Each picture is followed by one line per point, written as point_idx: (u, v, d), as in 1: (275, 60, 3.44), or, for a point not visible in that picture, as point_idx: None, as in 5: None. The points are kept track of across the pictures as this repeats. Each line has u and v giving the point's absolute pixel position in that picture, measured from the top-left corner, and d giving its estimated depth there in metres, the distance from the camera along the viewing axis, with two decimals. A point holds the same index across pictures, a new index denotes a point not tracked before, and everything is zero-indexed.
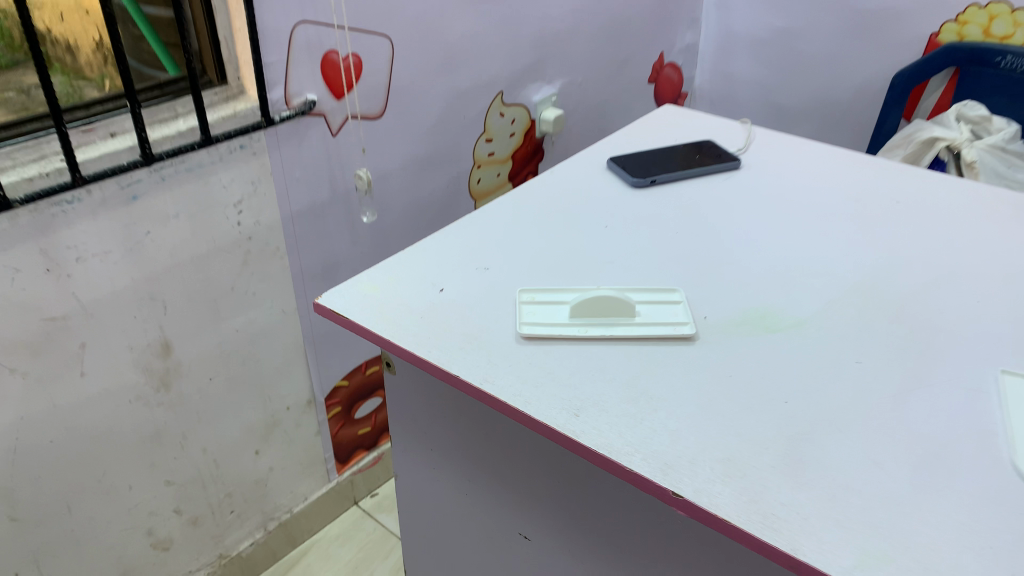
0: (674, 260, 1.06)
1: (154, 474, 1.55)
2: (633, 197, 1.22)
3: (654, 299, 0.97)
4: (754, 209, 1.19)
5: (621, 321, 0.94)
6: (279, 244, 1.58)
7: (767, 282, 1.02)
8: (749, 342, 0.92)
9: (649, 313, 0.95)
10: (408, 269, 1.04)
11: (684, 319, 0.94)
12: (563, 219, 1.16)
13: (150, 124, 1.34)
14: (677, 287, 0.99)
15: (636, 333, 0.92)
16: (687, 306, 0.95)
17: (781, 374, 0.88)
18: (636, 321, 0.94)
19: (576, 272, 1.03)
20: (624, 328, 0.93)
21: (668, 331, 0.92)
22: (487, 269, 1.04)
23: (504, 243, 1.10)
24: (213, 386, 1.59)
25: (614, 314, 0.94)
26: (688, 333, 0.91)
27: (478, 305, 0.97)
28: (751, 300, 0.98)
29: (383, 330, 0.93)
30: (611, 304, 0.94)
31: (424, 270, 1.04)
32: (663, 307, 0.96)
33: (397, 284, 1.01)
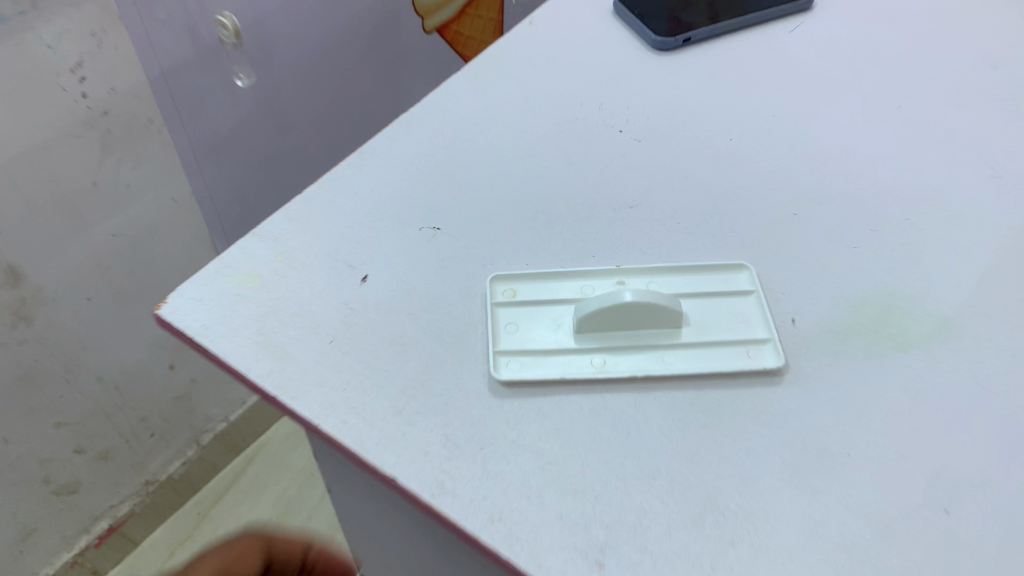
0: (728, 193, 0.68)
1: (36, 419, 1.21)
2: (654, 68, 0.81)
3: (711, 293, 0.60)
4: (835, 83, 0.79)
5: (662, 342, 0.57)
6: (151, 115, 1.12)
7: (875, 227, 0.65)
8: (860, 355, 0.57)
9: (706, 323, 0.58)
10: (313, 233, 0.65)
11: (763, 334, 0.57)
12: (552, 115, 0.76)
13: None
14: (746, 265, 0.62)
15: (688, 369, 0.56)
16: (766, 307, 0.59)
17: (914, 415, 0.54)
18: (685, 341, 0.57)
19: (578, 226, 0.66)
20: (666, 356, 0.56)
21: (739, 360, 0.56)
22: (436, 228, 0.65)
23: (463, 170, 0.70)
24: (96, 307, 1.21)
25: (649, 329, 0.58)
26: (774, 365, 0.55)
27: (425, 303, 0.60)
28: (855, 273, 0.62)
29: (269, 371, 0.56)
30: (646, 313, 0.57)
31: (338, 233, 0.65)
32: (726, 308, 0.59)
33: (294, 265, 0.63)
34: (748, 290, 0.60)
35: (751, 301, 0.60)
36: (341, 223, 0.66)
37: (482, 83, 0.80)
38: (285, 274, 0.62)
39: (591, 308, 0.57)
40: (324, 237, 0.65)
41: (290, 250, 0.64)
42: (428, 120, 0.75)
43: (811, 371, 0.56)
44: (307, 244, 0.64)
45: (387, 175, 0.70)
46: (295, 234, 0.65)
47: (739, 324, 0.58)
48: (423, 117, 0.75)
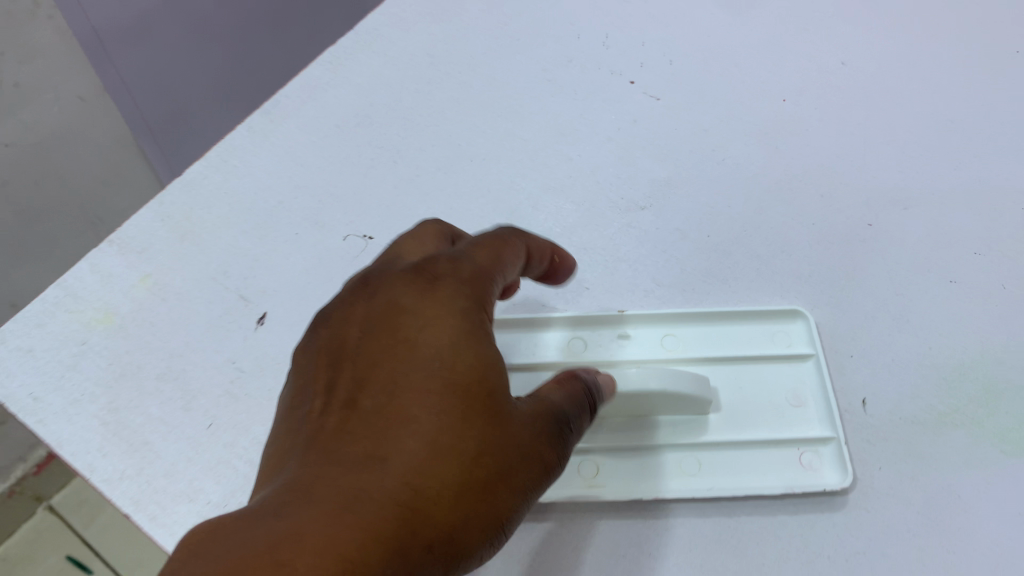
0: (780, 183, 0.49)
1: None
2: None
3: (751, 358, 0.42)
4: None
5: (684, 440, 0.39)
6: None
7: (988, 232, 0.46)
8: (962, 443, 0.40)
9: (744, 408, 0.40)
10: (195, 250, 0.46)
11: (824, 428, 0.40)
12: (537, 50, 0.55)
13: None
14: (802, 311, 0.43)
15: (717, 488, 0.38)
16: (829, 384, 0.41)
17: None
18: (715, 438, 0.40)
19: (566, 234, 0.47)
20: (689, 465, 0.39)
21: (789, 472, 0.39)
22: (367, 236, 0.47)
23: (410, 140, 0.51)
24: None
25: (669, 428, 0.40)
26: (839, 482, 0.38)
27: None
28: (957, 311, 0.44)
29: (123, 484, 0.39)
30: (672, 402, 0.38)
31: (230, 248, 0.46)
32: (773, 383, 0.41)
33: (165, 304, 0.45)
34: (804, 353, 0.42)
35: (807, 370, 0.42)
36: (235, 232, 0.47)
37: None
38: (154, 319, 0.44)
39: (604, 389, 0.37)
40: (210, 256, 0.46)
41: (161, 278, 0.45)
42: (365, 59, 0.54)
43: (894, 473, 0.39)
44: (185, 269, 0.46)
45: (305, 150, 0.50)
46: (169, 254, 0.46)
47: (790, 411, 0.40)
48: (357, 57, 0.54)
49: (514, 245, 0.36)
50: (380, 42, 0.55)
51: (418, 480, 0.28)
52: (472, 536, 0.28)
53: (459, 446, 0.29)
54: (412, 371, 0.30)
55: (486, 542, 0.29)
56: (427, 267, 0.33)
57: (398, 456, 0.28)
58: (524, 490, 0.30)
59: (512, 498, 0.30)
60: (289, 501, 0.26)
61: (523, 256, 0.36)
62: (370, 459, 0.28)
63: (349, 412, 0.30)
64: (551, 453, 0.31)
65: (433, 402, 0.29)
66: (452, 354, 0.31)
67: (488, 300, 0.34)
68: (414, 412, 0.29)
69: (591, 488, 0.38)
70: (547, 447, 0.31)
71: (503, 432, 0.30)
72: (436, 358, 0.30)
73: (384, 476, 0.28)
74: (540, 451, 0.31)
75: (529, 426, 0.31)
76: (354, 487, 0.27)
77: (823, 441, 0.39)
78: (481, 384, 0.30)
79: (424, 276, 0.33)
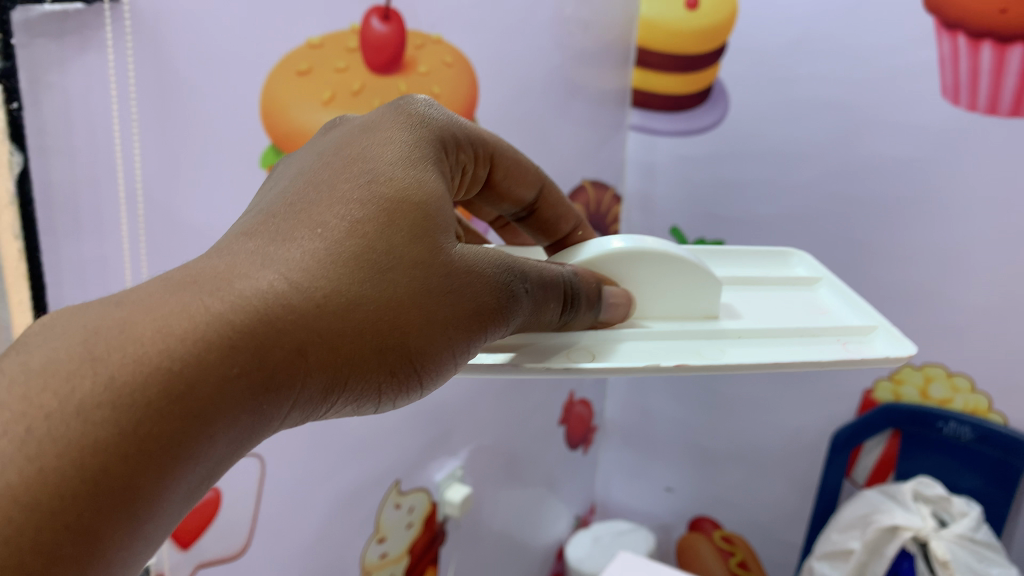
0: None
1: None
2: (835, 93, 0.91)
3: (767, 278, 0.45)
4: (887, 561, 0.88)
5: (697, 332, 0.36)
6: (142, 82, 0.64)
7: None
8: None
9: (765, 314, 0.40)
10: (174, 85, 0.46)
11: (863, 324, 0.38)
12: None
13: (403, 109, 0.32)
14: (802, 254, 0.48)
15: (771, 367, 0.34)
16: (845, 286, 0.43)
17: None
18: (740, 328, 0.37)
19: (476, 457, 0.89)
20: (711, 350, 0.35)
21: (842, 351, 0.36)
22: None
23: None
24: None
25: (687, 317, 0.38)
26: (905, 348, 0.35)
27: (296, 454, 0.61)
28: None
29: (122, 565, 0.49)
30: (692, 285, 0.38)
31: (210, 153, 0.49)
32: (793, 302, 0.43)
33: (115, 120, 0.43)
34: (811, 280, 0.46)
35: (823, 292, 0.45)
36: (222, 132, 0.50)
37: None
38: (108, 126, 0.42)
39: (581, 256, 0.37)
40: (186, 119, 0.47)
41: (121, 71, 0.43)
42: (367, 13, 0.59)
43: None
44: (160, 108, 0.45)
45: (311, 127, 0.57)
46: (110, 48, 0.42)
47: (818, 316, 0.40)
48: (365, 1, 0.59)
49: (557, 203, 0.42)
50: (383, 8, 0.60)
51: (317, 293, 0.25)
52: (370, 369, 0.26)
53: (379, 256, 0.26)
54: (362, 184, 0.28)
55: (389, 381, 0.27)
56: (410, 107, 0.32)
57: (316, 247, 0.26)
58: (438, 323, 0.27)
59: (429, 346, 0.27)
60: (151, 286, 0.24)
61: (534, 184, 0.40)
62: (278, 242, 0.26)
63: (277, 198, 0.28)
64: (486, 307, 0.29)
65: (374, 209, 0.27)
66: (404, 174, 0.29)
67: (480, 172, 0.37)
68: (340, 207, 0.27)
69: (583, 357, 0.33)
70: (486, 310, 0.29)
71: (439, 267, 0.28)
72: (382, 175, 0.28)
73: (274, 267, 0.25)
74: (482, 310, 0.29)
75: (475, 276, 0.29)
76: (238, 272, 0.25)
77: (869, 334, 0.38)
78: (428, 211, 0.28)
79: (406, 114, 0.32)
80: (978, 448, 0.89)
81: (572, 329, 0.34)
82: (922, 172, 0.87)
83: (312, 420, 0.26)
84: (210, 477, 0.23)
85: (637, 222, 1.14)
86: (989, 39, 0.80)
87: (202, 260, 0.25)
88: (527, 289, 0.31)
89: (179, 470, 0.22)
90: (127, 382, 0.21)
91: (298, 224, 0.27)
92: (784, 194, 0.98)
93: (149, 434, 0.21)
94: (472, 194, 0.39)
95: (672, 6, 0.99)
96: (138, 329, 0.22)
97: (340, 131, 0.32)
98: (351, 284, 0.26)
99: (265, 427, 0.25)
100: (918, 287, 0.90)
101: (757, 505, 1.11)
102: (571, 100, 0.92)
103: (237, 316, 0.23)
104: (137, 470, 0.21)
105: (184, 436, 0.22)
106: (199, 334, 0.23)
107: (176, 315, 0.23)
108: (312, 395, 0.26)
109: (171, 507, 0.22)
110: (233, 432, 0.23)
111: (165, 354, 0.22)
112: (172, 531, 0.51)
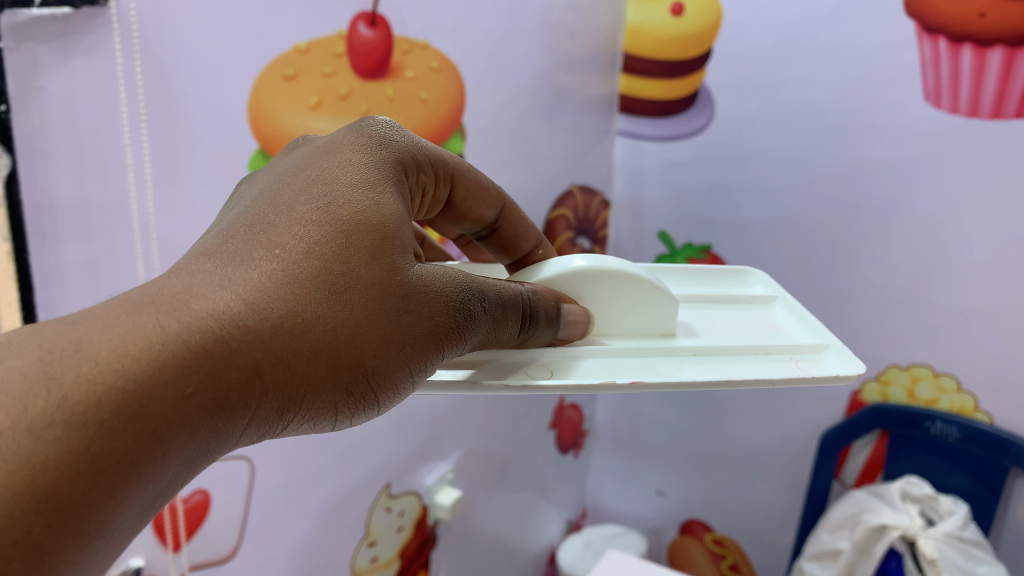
0: None
1: None
2: (819, 96, 0.92)
3: (725, 296, 0.46)
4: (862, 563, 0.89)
5: (654, 351, 0.38)
6: None
7: None
8: None
9: (720, 333, 0.41)
10: (162, 95, 0.47)
11: (817, 341, 0.40)
12: None
13: (362, 128, 0.34)
14: (758, 272, 0.49)
15: (724, 384, 0.36)
16: (798, 303, 0.44)
17: None
18: (694, 346, 0.39)
19: (466, 460, 0.89)
20: (666, 368, 0.37)
21: (795, 369, 0.37)
22: None
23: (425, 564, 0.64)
24: None
25: (644, 336, 0.40)
26: (855, 365, 0.36)
27: (285, 458, 0.62)
28: None
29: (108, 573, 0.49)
30: (651, 302, 0.39)
31: (196, 160, 0.50)
32: (750, 320, 0.44)
33: (99, 130, 0.43)
34: (768, 298, 0.47)
35: (779, 310, 0.46)
36: (208, 138, 0.50)
37: (429, 2, 0.67)
38: (94, 131, 0.43)
39: (541, 275, 0.39)
40: (172, 125, 0.48)
41: (112, 75, 0.43)
42: (354, 19, 0.60)
43: None
44: (147, 114, 0.46)
45: (298, 131, 0.57)
46: (103, 53, 0.43)
47: (773, 334, 0.42)
48: (351, 9, 0.60)
49: (521, 222, 0.43)
50: (370, 14, 0.61)
51: (275, 314, 0.26)
52: (326, 383, 0.28)
53: (334, 277, 0.28)
54: (322, 206, 0.29)
55: (344, 399, 0.28)
56: (373, 129, 0.34)
57: (274, 270, 0.27)
58: (393, 342, 0.29)
59: (385, 362, 0.29)
60: (108, 307, 0.25)
61: (495, 204, 0.42)
62: (235, 263, 0.27)
63: (236, 219, 0.29)
64: (443, 326, 0.30)
65: (333, 233, 0.28)
66: (362, 196, 0.30)
67: (440, 195, 0.38)
68: (297, 229, 0.28)
69: (540, 371, 0.35)
70: (442, 329, 0.30)
71: (395, 287, 0.29)
72: (342, 196, 0.30)
73: (230, 288, 0.26)
74: (439, 327, 0.30)
75: (433, 294, 0.30)
76: (194, 293, 0.26)
77: (821, 351, 0.39)
78: (385, 231, 0.29)
79: (368, 135, 0.33)
80: (964, 447, 0.89)
81: (532, 346, 0.36)
82: (906, 173, 0.87)
83: (270, 435, 0.28)
84: (164, 493, 0.24)
85: (625, 226, 1.15)
86: (970, 42, 0.81)
87: (160, 281, 0.26)
88: (485, 307, 0.32)
89: (131, 487, 0.23)
90: (79, 402, 0.22)
91: (255, 246, 0.28)
92: (770, 198, 0.99)
93: (100, 452, 0.22)
94: (433, 214, 0.40)
95: (658, 10, 1.00)
96: (93, 349, 0.23)
97: (302, 153, 0.33)
98: (306, 305, 0.27)
99: (220, 445, 0.26)
100: (903, 288, 0.91)
101: (747, 506, 1.12)
102: (559, 105, 0.93)
103: (191, 336, 0.24)
104: (87, 487, 0.22)
105: (136, 455, 0.23)
106: (154, 354, 0.24)
107: (132, 335, 0.24)
108: (267, 414, 0.27)
109: (123, 523, 0.23)
110: (187, 450, 0.24)
111: (119, 374, 0.23)
112: (162, 534, 0.52)
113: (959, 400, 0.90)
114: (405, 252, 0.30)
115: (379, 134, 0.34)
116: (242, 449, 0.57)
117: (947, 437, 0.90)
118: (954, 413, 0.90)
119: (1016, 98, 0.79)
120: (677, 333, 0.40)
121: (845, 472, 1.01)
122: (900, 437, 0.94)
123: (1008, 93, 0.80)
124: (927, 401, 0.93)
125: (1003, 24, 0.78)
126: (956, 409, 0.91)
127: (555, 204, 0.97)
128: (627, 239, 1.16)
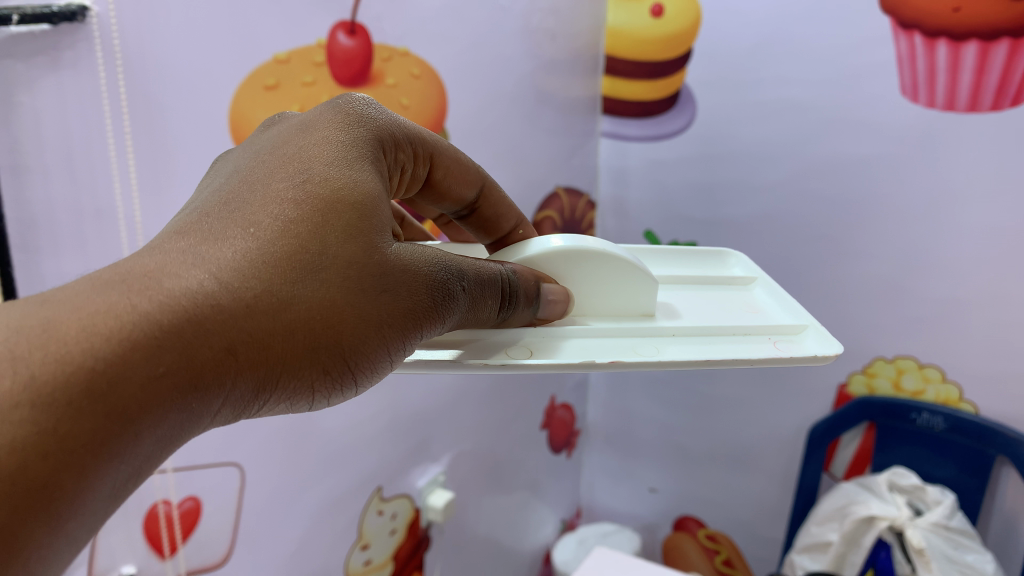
0: None
1: None
2: (799, 93, 0.93)
3: (705, 279, 0.47)
4: (853, 558, 0.90)
5: (635, 331, 0.39)
6: None
7: None
8: None
9: (703, 313, 0.42)
10: (149, 108, 0.48)
11: (797, 323, 0.41)
12: None
13: (338, 108, 0.34)
14: (738, 254, 0.50)
15: (702, 362, 0.37)
16: (776, 286, 0.45)
17: None
18: (675, 325, 0.40)
19: (458, 461, 0.90)
20: (649, 346, 0.38)
21: (774, 349, 0.38)
22: None
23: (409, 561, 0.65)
24: None
25: (624, 316, 0.41)
26: (832, 346, 0.37)
27: (275, 461, 0.62)
28: None
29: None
30: (631, 284, 0.40)
31: (182, 160, 0.51)
32: (730, 302, 0.45)
33: (86, 147, 0.45)
34: (748, 279, 0.48)
35: (758, 291, 0.47)
36: (194, 144, 0.51)
37: (409, 9, 0.68)
38: (80, 144, 0.44)
39: (520, 257, 0.40)
40: (152, 133, 0.48)
41: (86, 91, 0.44)
42: (332, 29, 0.61)
43: None
44: (132, 123, 0.47)
45: None
46: (79, 64, 0.44)
47: (753, 315, 0.43)
48: (330, 18, 0.60)
49: (500, 203, 0.44)
50: (348, 23, 0.62)
51: (252, 298, 0.27)
52: (301, 364, 0.28)
53: (311, 256, 0.28)
54: (301, 187, 0.30)
55: (321, 378, 0.29)
56: (349, 109, 0.34)
57: (249, 248, 0.28)
58: (372, 319, 0.30)
59: (363, 344, 0.30)
60: (78, 285, 0.25)
61: (475, 185, 0.43)
62: (211, 242, 0.28)
63: (211, 197, 0.30)
64: (421, 305, 0.31)
65: (314, 217, 0.29)
66: (339, 174, 0.31)
67: (419, 176, 0.39)
68: (273, 208, 0.29)
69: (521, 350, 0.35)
70: (419, 308, 0.31)
71: (373, 267, 0.30)
72: (318, 175, 0.30)
73: (204, 267, 0.27)
74: (418, 307, 0.31)
75: (412, 273, 0.31)
76: (167, 271, 0.26)
77: (800, 332, 0.40)
78: (362, 210, 0.30)
79: (345, 114, 0.34)
80: (952, 437, 0.90)
81: (512, 326, 0.37)
82: (887, 168, 0.89)
83: (245, 415, 0.28)
84: (137, 474, 0.25)
85: (612, 226, 1.17)
86: (944, 37, 0.82)
87: (135, 259, 0.27)
88: (465, 286, 0.33)
89: (101, 468, 0.23)
90: (46, 383, 0.23)
91: (230, 225, 0.29)
92: (753, 195, 1.01)
93: (70, 433, 0.23)
94: (412, 194, 0.41)
95: (638, 12, 1.01)
96: (63, 330, 0.24)
97: (279, 132, 0.34)
98: (281, 284, 0.28)
99: (195, 424, 0.26)
100: (887, 282, 0.92)
101: (739, 502, 1.13)
102: (543, 108, 0.94)
103: (164, 315, 0.25)
104: (56, 468, 0.22)
105: (107, 435, 0.24)
106: (125, 334, 0.24)
107: (103, 314, 0.24)
108: (243, 393, 0.28)
109: (92, 504, 0.24)
110: (159, 430, 0.25)
111: (88, 354, 0.24)
112: (154, 540, 0.53)
113: (945, 389, 0.91)
114: (383, 236, 0.31)
115: (356, 113, 0.34)
116: (230, 455, 0.58)
117: (935, 427, 0.91)
118: (941, 402, 0.91)
119: (991, 91, 0.81)
120: (656, 315, 0.41)
121: (834, 463, 1.02)
122: (886, 427, 0.96)
123: (982, 87, 0.81)
124: (914, 392, 0.94)
125: (979, 18, 0.80)
126: (942, 398, 0.92)
127: (540, 206, 0.98)
128: (613, 238, 1.17)
